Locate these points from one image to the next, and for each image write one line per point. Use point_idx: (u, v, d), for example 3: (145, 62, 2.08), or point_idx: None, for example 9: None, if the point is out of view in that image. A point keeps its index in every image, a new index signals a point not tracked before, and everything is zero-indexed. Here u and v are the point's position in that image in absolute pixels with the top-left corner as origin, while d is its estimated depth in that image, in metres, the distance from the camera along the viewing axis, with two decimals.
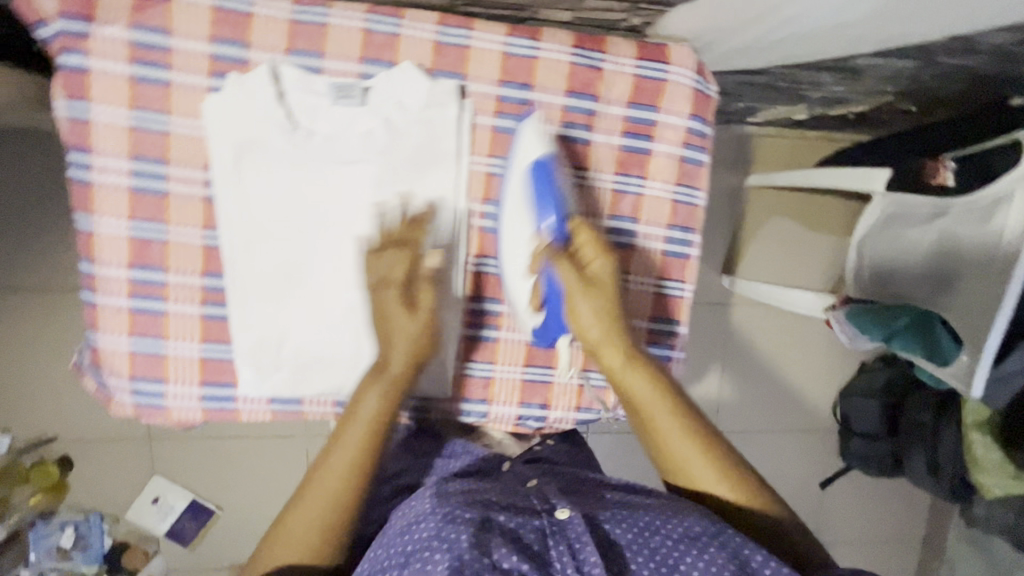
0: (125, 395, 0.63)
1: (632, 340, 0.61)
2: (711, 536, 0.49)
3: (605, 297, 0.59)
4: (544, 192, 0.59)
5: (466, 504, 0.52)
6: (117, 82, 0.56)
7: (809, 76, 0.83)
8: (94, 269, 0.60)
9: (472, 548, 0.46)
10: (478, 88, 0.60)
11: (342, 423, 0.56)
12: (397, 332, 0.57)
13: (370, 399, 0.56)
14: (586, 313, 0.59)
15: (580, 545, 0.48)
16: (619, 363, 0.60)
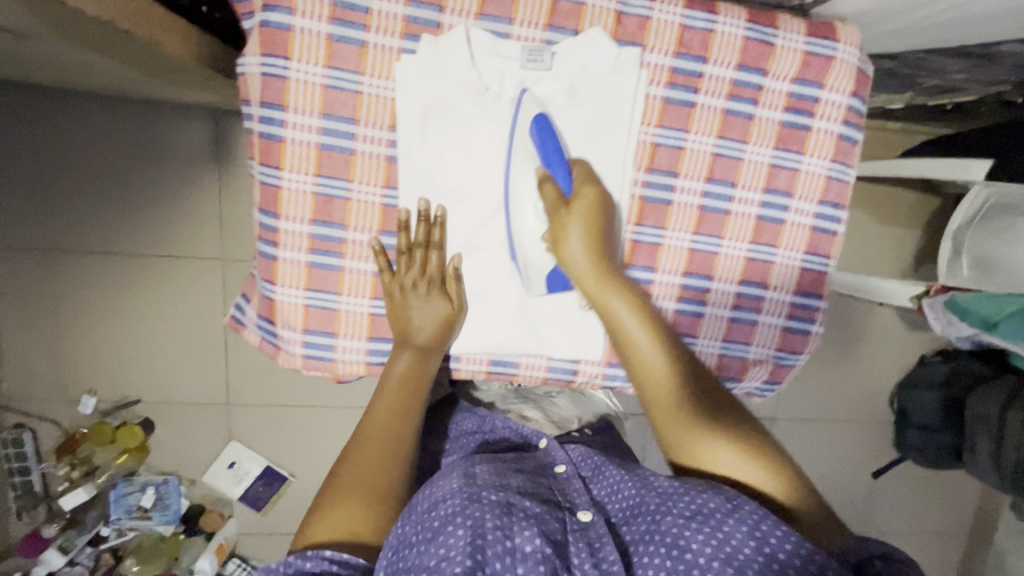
0: (296, 346, 0.66)
1: (612, 264, 0.63)
2: (725, 514, 0.49)
3: (586, 213, 0.60)
4: (550, 149, 0.60)
5: (491, 486, 0.56)
6: (316, 40, 0.58)
7: (939, 62, 0.84)
8: (277, 223, 0.62)
9: (496, 530, 0.50)
10: (654, 59, 0.62)
11: (380, 386, 0.64)
12: (414, 311, 0.63)
13: (401, 361, 0.64)
14: (574, 235, 0.60)
15: (601, 545, 0.52)
16: (594, 285, 0.62)
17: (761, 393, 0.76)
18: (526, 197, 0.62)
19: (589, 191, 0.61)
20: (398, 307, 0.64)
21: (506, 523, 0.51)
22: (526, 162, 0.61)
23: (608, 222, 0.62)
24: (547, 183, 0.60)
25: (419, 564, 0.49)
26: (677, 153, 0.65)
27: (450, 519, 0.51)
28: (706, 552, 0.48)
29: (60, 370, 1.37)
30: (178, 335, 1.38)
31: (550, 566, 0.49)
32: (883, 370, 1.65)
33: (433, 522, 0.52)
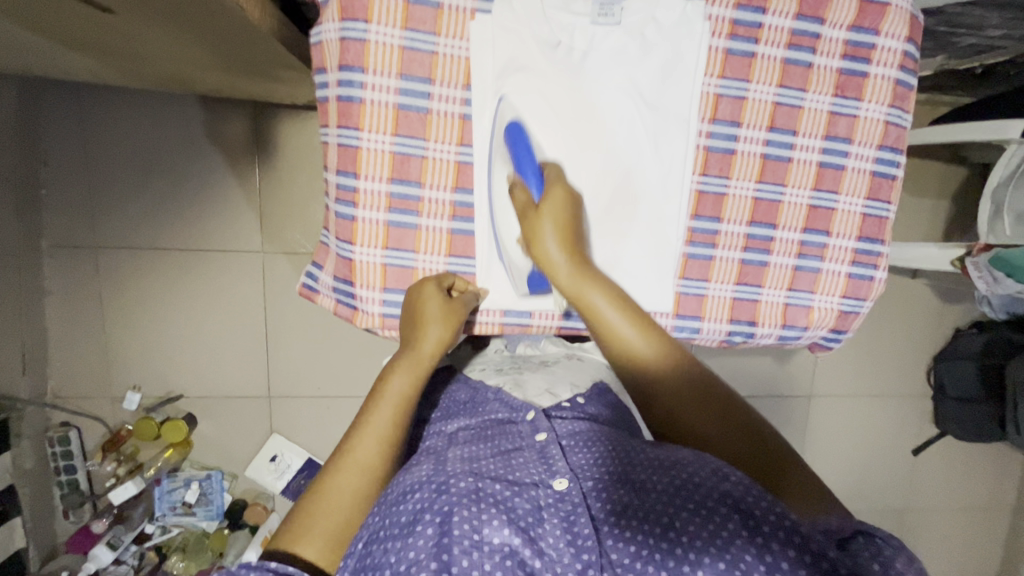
0: (374, 305, 0.67)
1: (588, 262, 0.64)
2: (715, 499, 0.49)
3: (555, 214, 0.61)
4: (522, 153, 0.62)
5: (462, 473, 0.54)
6: (394, 2, 0.60)
7: (978, 17, 0.86)
8: (357, 183, 0.64)
9: (464, 521, 0.48)
10: (717, 12, 0.64)
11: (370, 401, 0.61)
12: (432, 322, 0.62)
13: (399, 380, 0.61)
14: (547, 234, 0.61)
15: (578, 520, 0.50)
16: (570, 280, 0.62)
17: (826, 343, 0.77)
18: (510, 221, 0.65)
19: (560, 190, 0.62)
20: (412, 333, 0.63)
21: (476, 511, 0.49)
22: (500, 165, 0.64)
23: (579, 224, 0.64)
24: (519, 190, 0.62)
25: (385, 560, 0.47)
26: (740, 104, 0.67)
27: (419, 515, 0.49)
28: (692, 535, 0.47)
29: (105, 367, 1.39)
30: (219, 329, 1.40)
31: (518, 554, 0.47)
32: (916, 343, 1.65)
33: (403, 516, 0.50)
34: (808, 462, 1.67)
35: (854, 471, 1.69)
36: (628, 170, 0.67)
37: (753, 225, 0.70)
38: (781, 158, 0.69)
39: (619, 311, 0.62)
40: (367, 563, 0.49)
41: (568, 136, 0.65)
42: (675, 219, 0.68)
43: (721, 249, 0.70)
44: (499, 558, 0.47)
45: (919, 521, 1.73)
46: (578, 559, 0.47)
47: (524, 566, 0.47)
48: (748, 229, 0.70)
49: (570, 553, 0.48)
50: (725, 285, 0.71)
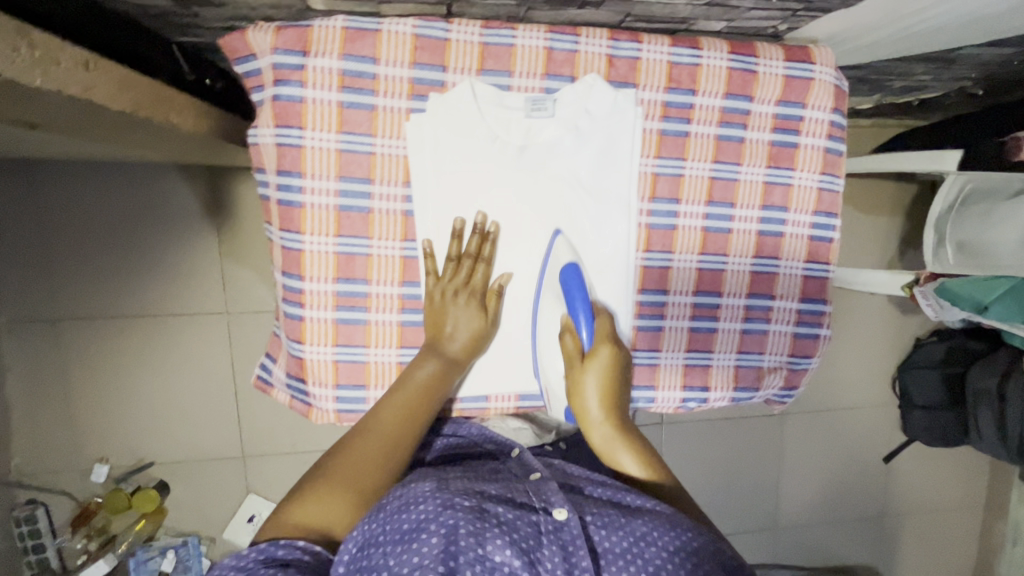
0: (328, 402, 0.67)
1: (625, 419, 0.64)
2: (705, 555, 0.51)
3: (599, 372, 0.62)
4: (574, 293, 0.64)
5: (466, 492, 0.54)
6: (328, 108, 0.60)
7: (905, 67, 0.89)
8: (302, 284, 0.64)
9: (470, 535, 0.48)
10: (647, 96, 0.66)
11: (396, 386, 0.62)
12: (454, 319, 0.64)
13: (424, 369, 0.63)
14: (589, 391, 0.62)
15: (576, 550, 0.50)
16: (605, 437, 0.62)
17: (780, 399, 0.78)
18: (551, 313, 0.66)
19: (606, 350, 0.63)
20: (436, 311, 0.64)
21: (480, 528, 0.49)
22: (551, 297, 0.66)
23: (619, 382, 0.64)
24: (568, 335, 0.64)
25: (383, 563, 0.47)
26: (677, 181, 0.69)
27: (426, 524, 0.49)
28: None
29: (71, 441, 1.36)
30: (189, 392, 1.38)
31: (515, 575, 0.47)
32: (881, 354, 1.69)
33: (409, 524, 0.49)
34: (788, 477, 1.69)
35: (834, 483, 1.72)
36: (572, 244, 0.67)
37: (697, 293, 0.72)
38: (722, 229, 0.71)
39: (603, 413, 0.62)
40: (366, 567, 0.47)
41: (513, 263, 0.67)
42: (622, 294, 0.69)
43: (668, 319, 0.72)
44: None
45: (897, 526, 1.77)
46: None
47: None
48: (692, 298, 0.72)
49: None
50: (676, 352, 0.73)
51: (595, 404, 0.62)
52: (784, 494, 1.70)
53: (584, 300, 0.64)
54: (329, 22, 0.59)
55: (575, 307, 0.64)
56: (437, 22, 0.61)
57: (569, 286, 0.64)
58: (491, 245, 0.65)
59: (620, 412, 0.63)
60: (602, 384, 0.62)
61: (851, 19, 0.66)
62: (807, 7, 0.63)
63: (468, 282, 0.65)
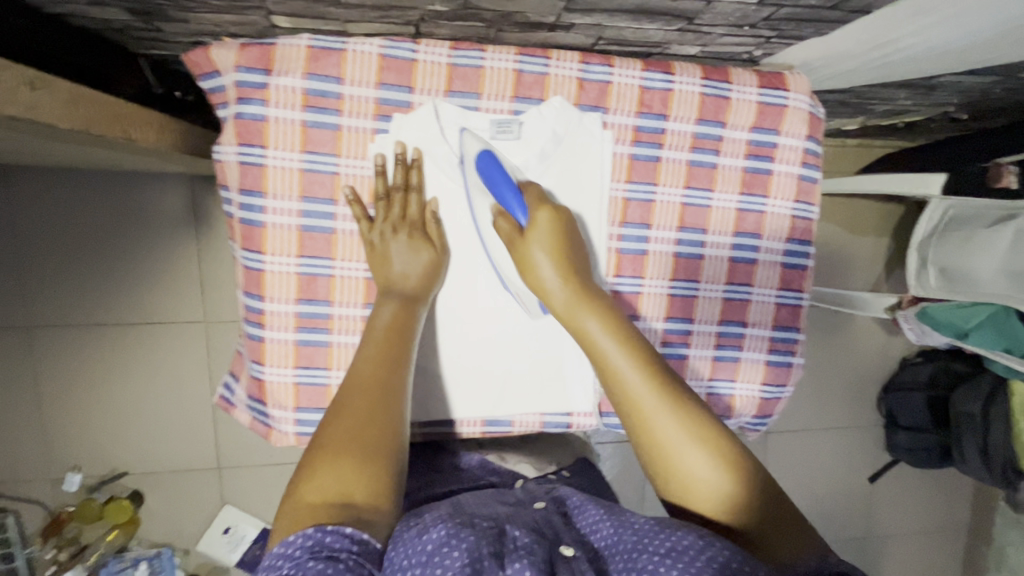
0: (288, 425, 0.65)
1: (584, 281, 0.59)
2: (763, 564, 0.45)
3: (545, 242, 0.58)
4: (497, 179, 0.59)
5: (483, 518, 0.49)
6: (291, 127, 0.59)
7: (886, 93, 0.89)
8: (263, 305, 0.63)
9: (493, 555, 0.43)
10: (618, 120, 0.65)
11: (363, 339, 0.57)
12: (403, 256, 0.61)
13: (386, 311, 0.59)
14: (541, 263, 0.58)
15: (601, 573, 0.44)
16: (564, 307, 0.58)
17: (754, 427, 0.77)
18: (483, 209, 0.62)
19: (545, 214, 0.59)
20: (378, 256, 0.61)
21: (500, 554, 0.44)
22: (481, 199, 0.62)
23: (572, 243, 0.60)
24: (501, 219, 0.60)
25: None
26: (649, 206, 0.68)
27: (444, 547, 0.43)
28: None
29: (43, 449, 1.34)
30: (164, 402, 1.36)
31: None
32: (867, 374, 1.69)
33: (427, 546, 0.43)
34: None
35: (816, 503, 1.71)
36: None
37: (667, 319, 0.71)
38: (693, 254, 0.70)
39: (561, 280, 0.58)
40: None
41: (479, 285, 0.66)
42: None
43: None
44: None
45: (882, 548, 1.76)
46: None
47: None
48: (660, 325, 0.71)
49: None
50: None
51: (550, 280, 0.58)
52: None
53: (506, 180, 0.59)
54: (294, 41, 0.58)
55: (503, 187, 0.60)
56: (404, 42, 0.60)
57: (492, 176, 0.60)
58: (418, 172, 0.62)
59: (582, 293, 0.58)
60: (551, 246, 0.58)
61: (827, 47, 0.65)
62: (779, 36, 0.62)
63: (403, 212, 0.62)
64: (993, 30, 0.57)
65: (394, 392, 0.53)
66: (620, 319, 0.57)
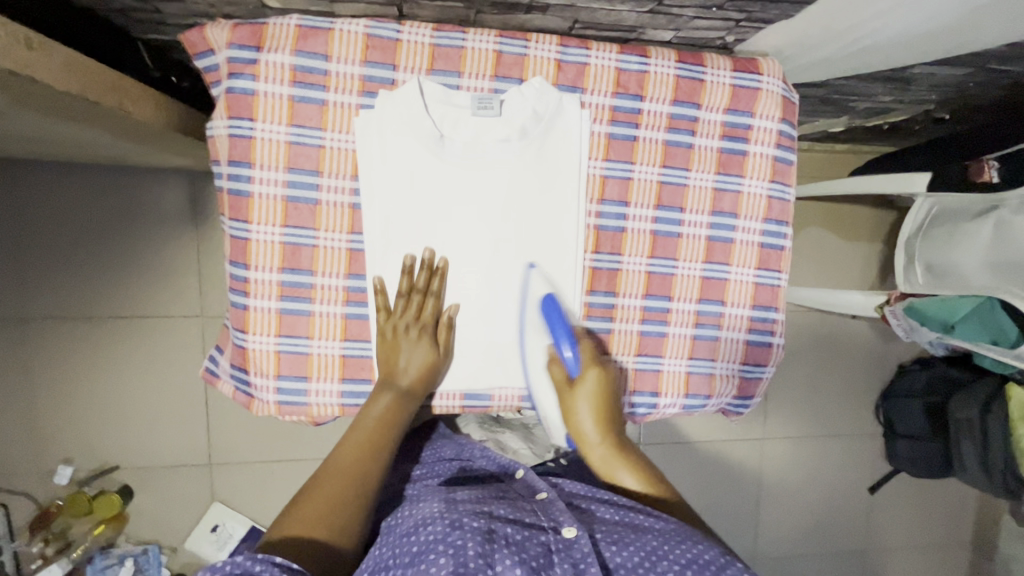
0: (269, 393, 0.67)
1: (618, 435, 0.69)
2: (717, 566, 0.54)
3: (592, 398, 0.67)
4: (556, 326, 0.65)
5: (473, 515, 0.58)
6: (279, 101, 0.62)
7: (863, 87, 0.91)
8: (247, 273, 0.64)
9: (478, 556, 0.52)
10: (595, 100, 0.67)
11: (354, 424, 0.65)
12: (403, 355, 0.65)
13: (379, 403, 0.65)
14: (585, 415, 0.67)
15: (584, 562, 0.54)
16: (601, 450, 0.69)
17: (736, 409, 0.78)
18: (538, 347, 0.68)
19: (595, 374, 0.66)
20: (388, 348, 0.65)
21: (488, 547, 0.53)
22: (537, 336, 0.68)
23: (613, 400, 0.68)
24: (555, 365, 0.67)
25: None
26: (626, 184, 0.69)
27: (432, 546, 0.53)
28: None
29: (34, 442, 1.34)
30: (157, 396, 1.37)
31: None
32: (864, 381, 1.67)
33: (416, 547, 0.55)
34: (770, 505, 1.65)
35: (815, 513, 1.67)
36: (518, 233, 0.68)
37: (643, 296, 0.72)
38: (672, 231, 0.71)
39: (598, 433, 0.68)
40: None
41: (458, 258, 0.67)
42: (569, 295, 0.70)
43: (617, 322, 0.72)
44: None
45: (883, 561, 1.71)
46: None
47: None
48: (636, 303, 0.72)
49: None
50: (626, 356, 0.73)
51: (589, 424, 0.67)
52: (763, 522, 1.64)
53: (563, 335, 0.65)
54: (284, 20, 0.61)
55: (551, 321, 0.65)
56: (389, 23, 0.63)
57: (551, 318, 0.65)
58: (439, 279, 0.66)
59: (611, 427, 0.68)
60: (595, 412, 0.67)
61: (795, 32, 0.67)
62: (749, 18, 0.64)
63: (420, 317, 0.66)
64: (953, 13, 0.59)
65: (367, 473, 0.62)
66: (634, 450, 0.71)
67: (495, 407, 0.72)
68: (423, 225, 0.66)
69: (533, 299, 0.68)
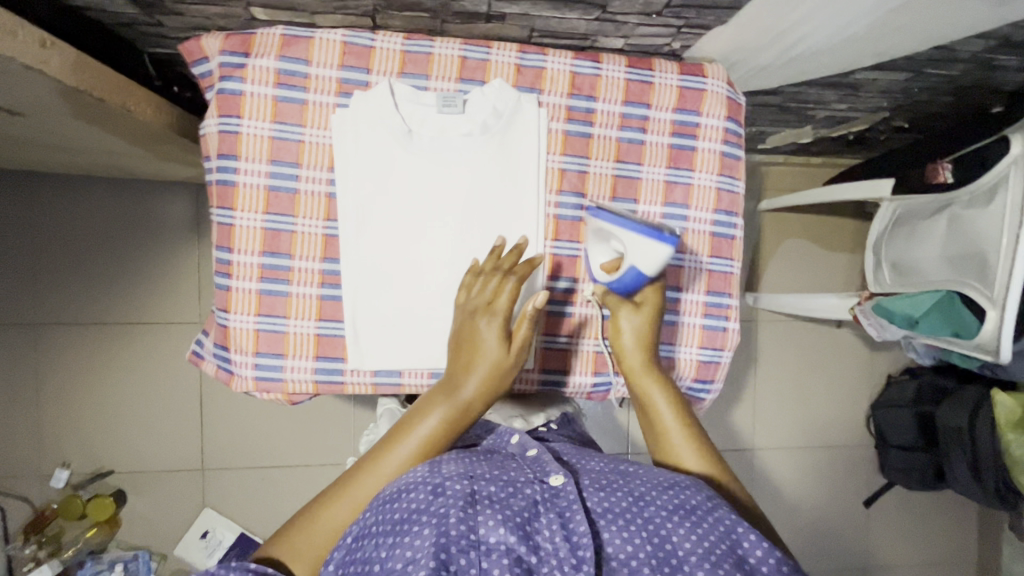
0: (248, 369, 0.71)
1: (656, 363, 0.71)
2: (705, 512, 0.53)
3: (645, 314, 0.70)
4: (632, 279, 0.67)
5: (457, 475, 0.54)
6: (264, 101, 0.69)
7: (816, 94, 0.97)
8: (231, 256, 0.70)
9: (460, 523, 0.49)
10: (552, 100, 0.74)
11: (399, 425, 0.62)
12: (480, 354, 0.64)
13: (434, 419, 0.61)
14: (626, 328, 0.70)
15: (572, 515, 0.52)
16: (638, 369, 0.70)
17: (698, 394, 0.80)
18: (603, 250, 0.70)
19: (654, 302, 0.71)
20: (469, 328, 0.66)
21: (470, 514, 0.50)
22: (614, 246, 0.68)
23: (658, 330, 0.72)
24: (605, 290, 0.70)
25: (377, 554, 0.49)
26: (583, 176, 0.75)
27: (415, 516, 0.50)
28: (687, 547, 0.50)
29: (35, 445, 1.38)
30: (154, 402, 1.41)
31: (515, 551, 0.48)
32: (855, 392, 1.66)
33: (397, 514, 0.51)
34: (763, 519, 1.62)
35: (811, 528, 1.63)
36: (482, 220, 0.73)
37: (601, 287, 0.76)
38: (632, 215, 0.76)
39: (639, 348, 0.70)
40: (359, 556, 0.50)
41: (425, 243, 0.72)
42: (532, 279, 0.74)
43: (578, 307, 0.77)
44: (495, 557, 0.48)
45: None
46: (572, 555, 0.49)
47: (522, 562, 0.48)
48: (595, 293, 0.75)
49: (565, 548, 0.50)
50: (587, 340, 0.77)
51: (630, 335, 0.70)
52: None
53: (625, 274, 0.67)
54: (270, 31, 0.69)
55: (620, 224, 0.66)
56: (363, 33, 0.70)
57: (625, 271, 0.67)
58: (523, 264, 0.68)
59: (648, 347, 0.70)
60: (646, 319, 0.70)
61: (733, 37, 0.74)
62: (688, 24, 0.71)
63: (493, 307, 0.66)
64: (868, 16, 0.65)
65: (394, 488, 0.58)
66: (677, 392, 0.70)
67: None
68: (394, 212, 0.71)
69: (655, 256, 0.64)
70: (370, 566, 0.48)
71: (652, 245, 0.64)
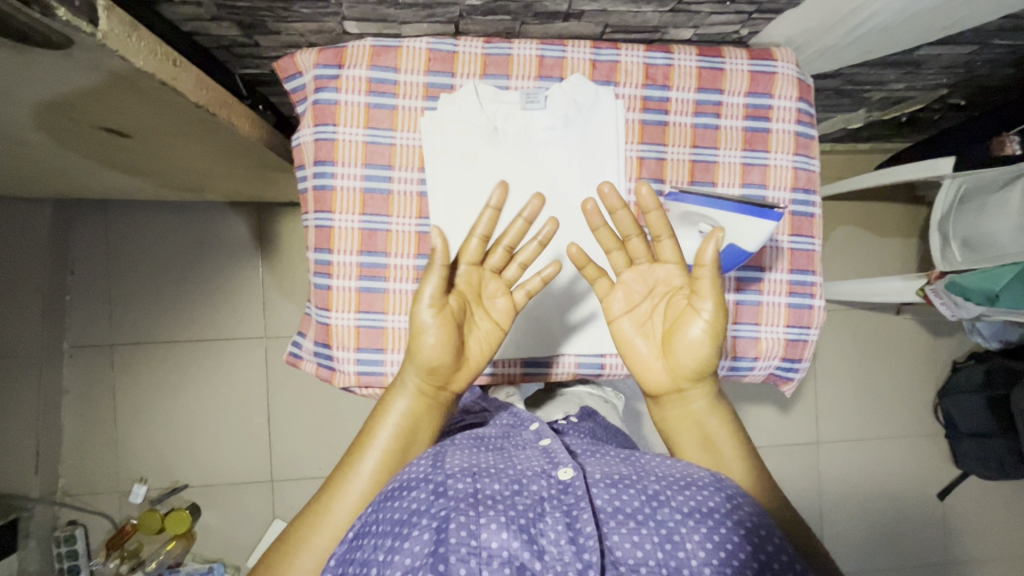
0: (350, 364, 0.74)
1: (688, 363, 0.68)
2: (723, 515, 0.51)
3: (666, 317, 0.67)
4: (736, 255, 0.70)
5: (461, 472, 0.54)
6: (357, 108, 0.73)
7: (874, 74, 0.97)
8: (331, 257, 0.74)
9: (459, 527, 0.48)
10: (628, 92, 0.76)
11: (377, 414, 0.64)
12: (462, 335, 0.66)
13: (406, 401, 0.63)
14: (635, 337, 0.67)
15: (579, 514, 0.50)
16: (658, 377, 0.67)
17: (785, 372, 0.81)
18: (691, 235, 0.72)
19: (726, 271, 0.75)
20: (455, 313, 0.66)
21: (473, 516, 0.48)
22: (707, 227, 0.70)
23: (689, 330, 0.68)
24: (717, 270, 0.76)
25: (375, 557, 0.48)
26: (661, 163, 0.77)
27: (414, 519, 0.49)
28: (700, 556, 0.48)
29: (116, 461, 1.42)
30: (223, 416, 1.44)
31: (517, 558, 0.47)
32: (919, 381, 1.60)
33: (398, 514, 0.50)
34: (834, 515, 1.56)
35: (883, 523, 1.57)
36: (564, 209, 0.75)
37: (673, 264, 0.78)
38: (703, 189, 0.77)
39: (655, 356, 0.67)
40: (355, 558, 0.50)
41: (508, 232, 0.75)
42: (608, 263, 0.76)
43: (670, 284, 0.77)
44: (496, 564, 0.46)
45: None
46: (578, 558, 0.47)
47: (523, 570, 0.46)
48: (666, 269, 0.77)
49: (570, 551, 0.48)
50: None
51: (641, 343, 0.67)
52: (830, 532, 1.55)
53: (728, 251, 0.70)
54: (360, 42, 0.73)
55: (722, 207, 0.68)
56: (446, 39, 0.74)
57: (729, 250, 0.70)
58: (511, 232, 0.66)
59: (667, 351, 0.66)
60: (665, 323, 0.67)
61: (802, 19, 0.76)
62: (759, 10, 0.74)
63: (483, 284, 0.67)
64: None
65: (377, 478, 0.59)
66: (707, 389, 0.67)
67: (499, 374, 0.80)
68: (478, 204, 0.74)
69: (762, 231, 0.68)
70: (367, 569, 0.48)
71: (760, 221, 0.67)
